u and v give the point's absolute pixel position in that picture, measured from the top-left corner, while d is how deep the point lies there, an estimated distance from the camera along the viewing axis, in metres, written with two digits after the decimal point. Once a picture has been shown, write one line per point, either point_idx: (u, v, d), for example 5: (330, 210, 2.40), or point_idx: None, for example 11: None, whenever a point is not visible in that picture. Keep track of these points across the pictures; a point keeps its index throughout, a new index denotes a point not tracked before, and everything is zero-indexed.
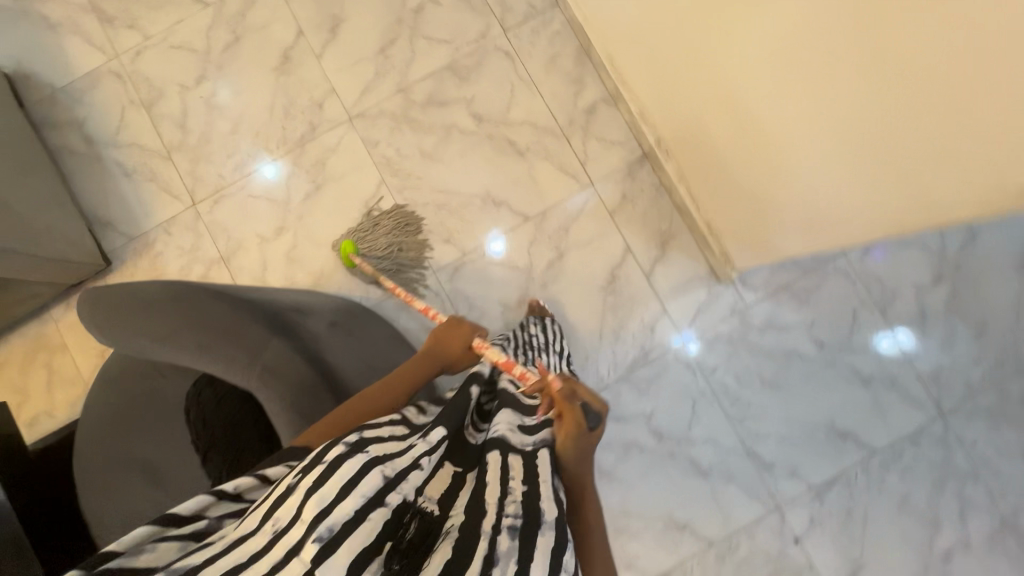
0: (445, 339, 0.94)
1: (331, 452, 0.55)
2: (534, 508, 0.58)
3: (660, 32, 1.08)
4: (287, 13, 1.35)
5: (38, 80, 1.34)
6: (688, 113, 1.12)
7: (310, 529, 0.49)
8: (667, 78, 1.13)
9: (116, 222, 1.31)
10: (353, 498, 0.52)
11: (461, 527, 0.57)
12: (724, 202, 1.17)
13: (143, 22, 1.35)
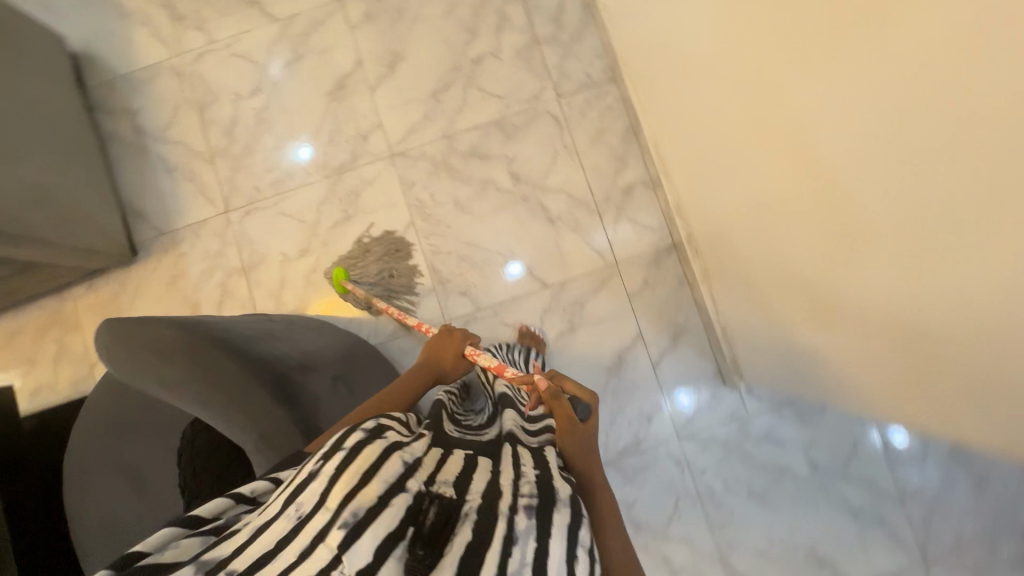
0: (439, 351, 0.99)
1: (350, 437, 0.58)
2: (549, 485, 0.58)
3: (703, 89, 1.01)
4: (350, 42, 1.37)
5: (101, 65, 1.38)
6: (714, 205, 1.12)
7: (335, 515, 0.51)
8: (707, 139, 1.05)
9: (150, 215, 1.35)
10: (376, 481, 0.54)
11: (481, 508, 0.56)
12: (747, 291, 1.11)
13: (210, 27, 1.38)
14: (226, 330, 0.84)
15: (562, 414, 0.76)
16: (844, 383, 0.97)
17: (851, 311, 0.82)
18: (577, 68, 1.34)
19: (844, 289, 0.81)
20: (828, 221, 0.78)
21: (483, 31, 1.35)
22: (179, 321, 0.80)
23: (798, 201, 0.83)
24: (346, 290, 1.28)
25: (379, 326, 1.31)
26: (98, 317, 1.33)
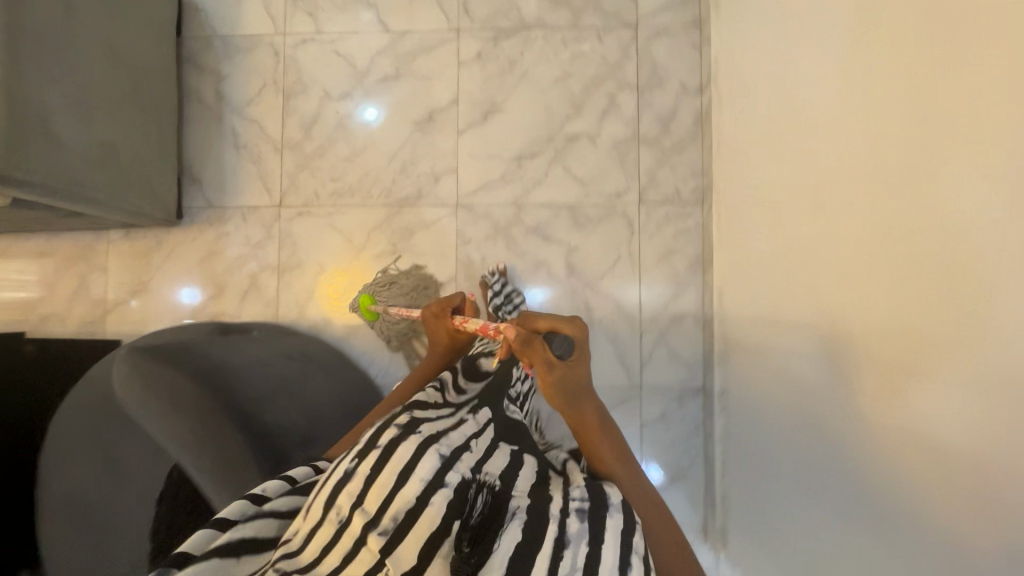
0: (433, 327, 0.96)
1: (384, 436, 0.62)
2: (597, 492, 0.60)
3: (767, 147, 1.03)
4: (453, 77, 1.32)
5: (204, 19, 1.34)
6: (748, 270, 1.11)
7: (375, 520, 0.57)
8: (780, 202, 0.99)
9: (206, 184, 1.33)
10: (413, 482, 0.58)
11: (528, 508, 0.58)
12: (752, 363, 1.09)
13: (322, 16, 1.34)
14: (225, 367, 0.86)
15: (539, 365, 0.69)
16: (853, 482, 0.81)
17: (932, 384, 0.68)
18: (669, 178, 1.28)
19: (935, 367, 0.68)
20: (926, 274, 0.70)
21: (588, 111, 1.30)
22: (179, 355, 0.80)
23: (896, 257, 0.74)
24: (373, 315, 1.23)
25: (390, 367, 1.29)
26: (127, 267, 1.33)
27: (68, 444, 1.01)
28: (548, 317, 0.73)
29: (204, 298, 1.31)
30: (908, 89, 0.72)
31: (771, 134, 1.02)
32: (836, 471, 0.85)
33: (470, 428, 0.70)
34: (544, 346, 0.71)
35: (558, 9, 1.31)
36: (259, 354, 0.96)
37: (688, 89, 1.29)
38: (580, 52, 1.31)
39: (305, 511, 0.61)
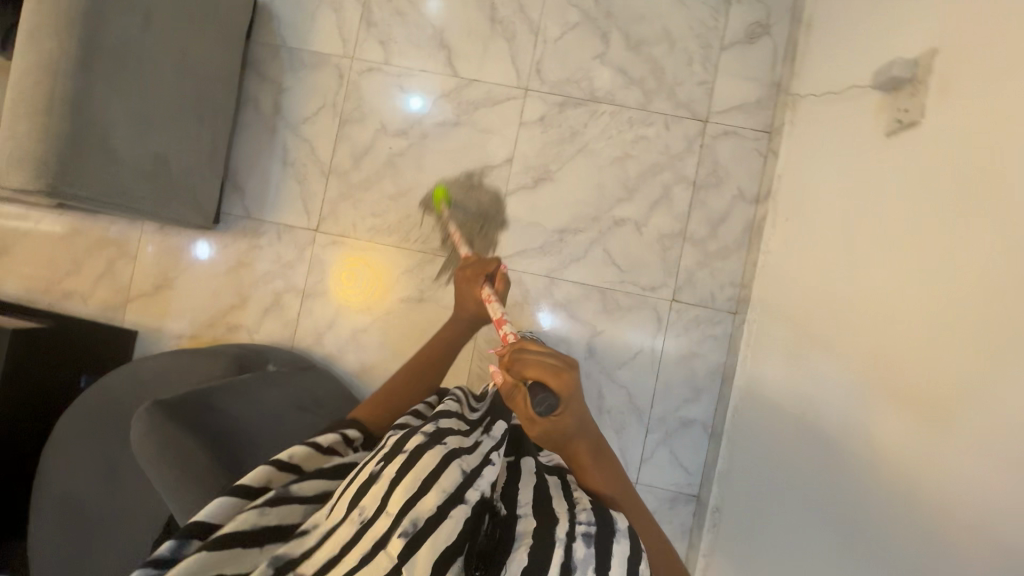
0: (463, 295, 1.05)
1: (410, 441, 0.62)
2: (606, 515, 0.58)
3: (835, 197, 0.99)
4: (511, 136, 1.30)
5: (276, 27, 1.33)
6: (798, 318, 1.05)
7: (396, 522, 0.55)
8: (830, 251, 0.98)
9: (247, 194, 1.32)
10: (434, 493, 0.56)
11: (536, 531, 0.56)
12: (786, 407, 1.04)
13: (393, 47, 1.32)
14: (239, 427, 0.85)
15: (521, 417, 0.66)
16: (853, 516, 0.81)
17: (1001, 433, 0.59)
18: (706, 282, 1.27)
19: (997, 408, 0.60)
20: (999, 307, 0.62)
21: (639, 197, 1.28)
22: (196, 413, 0.80)
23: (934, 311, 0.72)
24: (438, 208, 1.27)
25: None
26: (155, 260, 1.33)
27: (66, 455, 1.00)
28: (537, 363, 0.64)
29: (226, 306, 1.31)
30: (983, 126, 0.68)
31: (842, 181, 0.97)
32: (840, 507, 0.84)
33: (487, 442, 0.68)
34: (528, 399, 0.64)
35: (631, 88, 1.29)
36: (271, 404, 0.96)
37: (744, 195, 1.27)
38: (643, 136, 1.28)
39: (329, 507, 0.62)
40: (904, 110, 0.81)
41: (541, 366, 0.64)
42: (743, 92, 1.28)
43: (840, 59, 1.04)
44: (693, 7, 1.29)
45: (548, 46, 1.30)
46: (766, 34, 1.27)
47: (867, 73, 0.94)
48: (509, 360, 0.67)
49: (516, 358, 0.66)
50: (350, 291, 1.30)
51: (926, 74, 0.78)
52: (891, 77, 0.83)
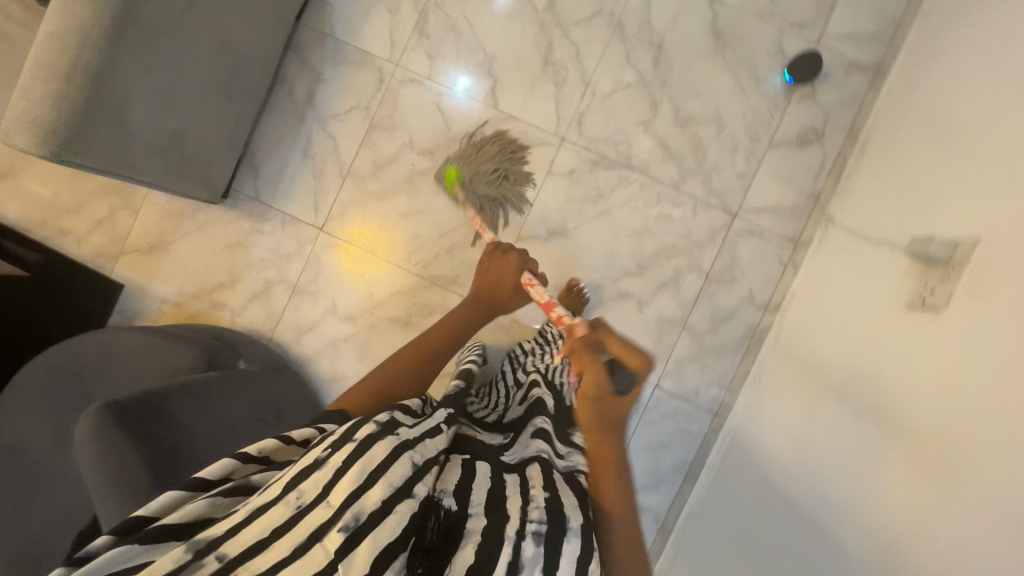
0: (494, 275, 1.03)
1: (361, 429, 0.59)
2: (558, 513, 0.60)
3: (863, 288, 0.97)
4: (537, 183, 1.26)
5: (327, 15, 1.29)
6: (801, 393, 1.02)
7: (338, 515, 0.52)
8: (843, 334, 0.97)
9: (261, 176, 1.30)
10: (381, 486, 0.54)
11: (484, 530, 0.57)
12: (775, 471, 1.00)
13: (439, 63, 1.28)
14: (185, 443, 0.82)
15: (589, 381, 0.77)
16: (827, 531, 0.82)
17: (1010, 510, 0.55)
18: (693, 376, 1.24)
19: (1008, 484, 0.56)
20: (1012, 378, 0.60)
21: (649, 275, 1.25)
22: (145, 422, 0.78)
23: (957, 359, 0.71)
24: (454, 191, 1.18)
25: None
26: (156, 221, 1.31)
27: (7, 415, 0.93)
28: (625, 342, 0.79)
29: (216, 283, 1.30)
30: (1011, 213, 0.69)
31: (874, 268, 0.96)
32: (818, 526, 0.84)
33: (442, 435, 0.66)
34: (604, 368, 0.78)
35: (668, 164, 1.25)
36: (228, 414, 0.92)
37: (754, 299, 1.23)
38: (668, 215, 1.25)
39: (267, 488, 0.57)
40: (931, 290, 0.79)
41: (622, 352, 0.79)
42: (780, 195, 1.23)
43: (885, 206, 1.00)
44: (751, 97, 1.24)
45: (595, 101, 1.26)
46: (817, 142, 1.23)
47: (905, 237, 0.90)
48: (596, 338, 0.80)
49: (603, 336, 0.80)
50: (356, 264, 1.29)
51: (964, 260, 0.75)
52: (931, 251, 0.80)
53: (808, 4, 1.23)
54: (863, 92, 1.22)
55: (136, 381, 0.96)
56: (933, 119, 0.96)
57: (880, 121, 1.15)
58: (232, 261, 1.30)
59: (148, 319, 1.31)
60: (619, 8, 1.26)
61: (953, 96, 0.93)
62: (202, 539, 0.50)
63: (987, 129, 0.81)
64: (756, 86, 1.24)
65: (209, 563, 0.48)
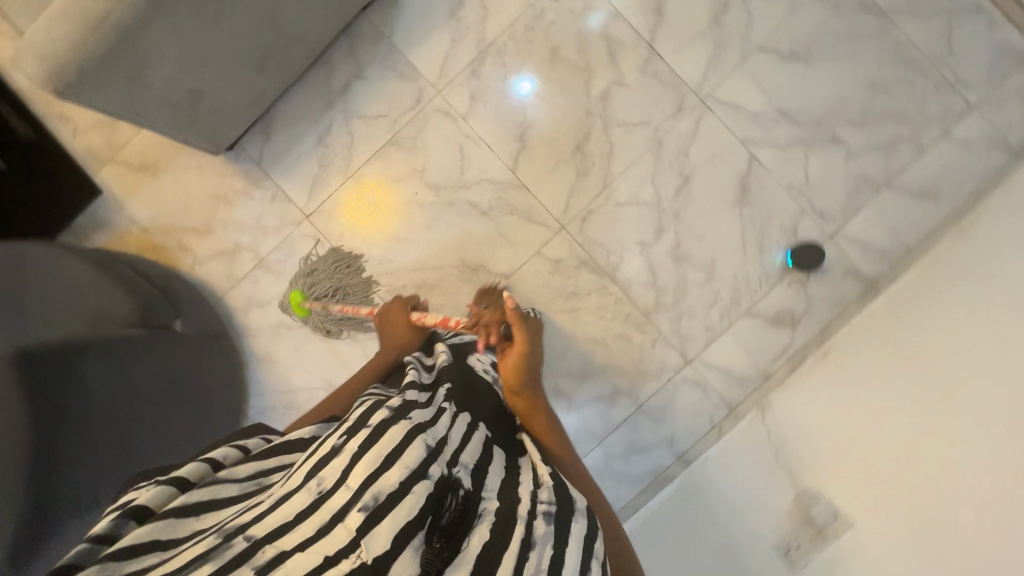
0: (391, 322, 1.04)
1: (375, 416, 0.58)
2: (564, 499, 0.65)
3: (787, 462, 1.06)
4: (522, 258, 1.28)
5: (391, 16, 1.27)
6: (692, 522, 1.13)
7: (354, 497, 0.51)
8: (759, 490, 1.07)
9: (270, 143, 1.30)
10: (398, 467, 0.54)
11: (498, 510, 0.59)
12: None
13: (479, 107, 1.28)
14: (80, 404, 0.84)
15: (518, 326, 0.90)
16: None
17: None
18: None
19: None
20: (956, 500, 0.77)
21: (588, 384, 1.28)
22: (47, 376, 0.81)
23: (935, 472, 0.81)
24: (306, 313, 1.27)
25: (266, 412, 1.30)
26: (154, 144, 1.31)
27: None
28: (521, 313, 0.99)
29: (190, 225, 1.31)
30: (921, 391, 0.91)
31: (804, 445, 1.06)
32: None
33: (446, 417, 0.67)
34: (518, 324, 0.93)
35: (647, 290, 1.27)
36: (140, 381, 0.96)
37: (673, 445, 1.27)
38: (628, 337, 1.27)
39: (283, 479, 0.55)
40: (795, 546, 0.94)
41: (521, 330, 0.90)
42: (736, 361, 1.26)
43: (825, 403, 1.09)
44: (749, 261, 1.26)
45: (606, 205, 1.27)
46: (790, 329, 1.26)
47: (798, 484, 1.01)
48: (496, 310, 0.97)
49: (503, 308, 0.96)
50: (359, 210, 1.29)
51: (836, 532, 0.90)
52: (810, 514, 0.94)
53: (836, 198, 1.25)
54: (848, 300, 1.25)
55: None
56: (874, 369, 1.05)
57: (847, 339, 1.19)
58: (213, 212, 1.31)
59: (113, 233, 1.32)
60: (664, 128, 1.26)
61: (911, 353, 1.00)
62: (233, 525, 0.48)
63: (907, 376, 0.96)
64: (758, 253, 1.26)
65: (238, 544, 0.47)
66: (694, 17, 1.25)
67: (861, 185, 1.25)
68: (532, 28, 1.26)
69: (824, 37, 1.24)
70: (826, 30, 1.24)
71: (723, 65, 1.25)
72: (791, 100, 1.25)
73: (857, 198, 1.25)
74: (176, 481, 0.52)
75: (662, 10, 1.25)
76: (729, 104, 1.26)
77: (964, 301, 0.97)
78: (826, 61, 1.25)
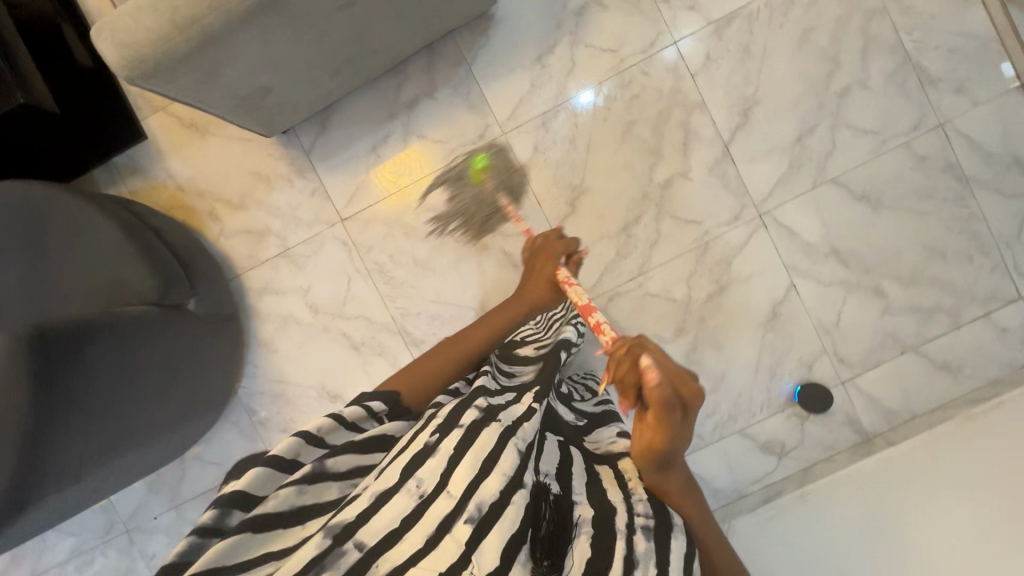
0: (533, 268, 1.07)
1: (466, 417, 0.66)
2: (660, 511, 0.69)
3: None
4: None
5: (477, 44, 1.24)
6: None
7: (462, 506, 0.58)
8: None
9: (324, 137, 1.27)
10: (497, 478, 0.61)
11: (592, 521, 0.66)
12: None
13: (539, 160, 1.25)
14: (84, 385, 0.86)
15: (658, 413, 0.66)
16: None
17: None
18: None
19: None
20: None
21: None
22: (57, 352, 0.83)
23: None
24: (483, 180, 1.24)
25: (257, 395, 1.33)
26: None
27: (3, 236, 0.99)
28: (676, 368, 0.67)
29: (225, 195, 1.29)
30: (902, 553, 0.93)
31: None
32: None
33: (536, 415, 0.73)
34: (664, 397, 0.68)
35: None
36: (146, 358, 0.98)
37: None
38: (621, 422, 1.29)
39: (377, 473, 0.61)
40: None
41: (659, 398, 0.65)
42: (715, 473, 1.29)
43: (794, 539, 1.09)
44: (757, 383, 1.26)
45: (635, 289, 1.26)
46: (775, 458, 1.27)
47: None
48: (631, 354, 0.68)
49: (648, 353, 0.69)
50: (394, 182, 1.27)
51: None
52: None
53: (859, 348, 1.25)
54: (839, 447, 1.26)
55: (93, 271, 1.02)
56: (842, 523, 1.05)
57: (828, 486, 1.17)
58: (251, 188, 1.29)
59: (149, 182, 1.30)
60: (714, 232, 1.24)
61: (884, 513, 1.01)
62: (337, 526, 0.54)
63: (884, 539, 0.97)
64: (767, 379, 1.26)
65: (349, 551, 0.53)
66: (777, 132, 1.22)
67: (887, 342, 1.24)
68: (614, 96, 1.23)
69: (899, 187, 1.21)
70: (903, 182, 1.21)
71: (792, 186, 1.23)
72: (847, 240, 1.23)
73: (880, 353, 1.24)
74: (275, 463, 0.59)
75: (747, 115, 1.22)
76: (785, 226, 1.24)
77: (959, 488, 0.95)
78: (894, 212, 1.22)
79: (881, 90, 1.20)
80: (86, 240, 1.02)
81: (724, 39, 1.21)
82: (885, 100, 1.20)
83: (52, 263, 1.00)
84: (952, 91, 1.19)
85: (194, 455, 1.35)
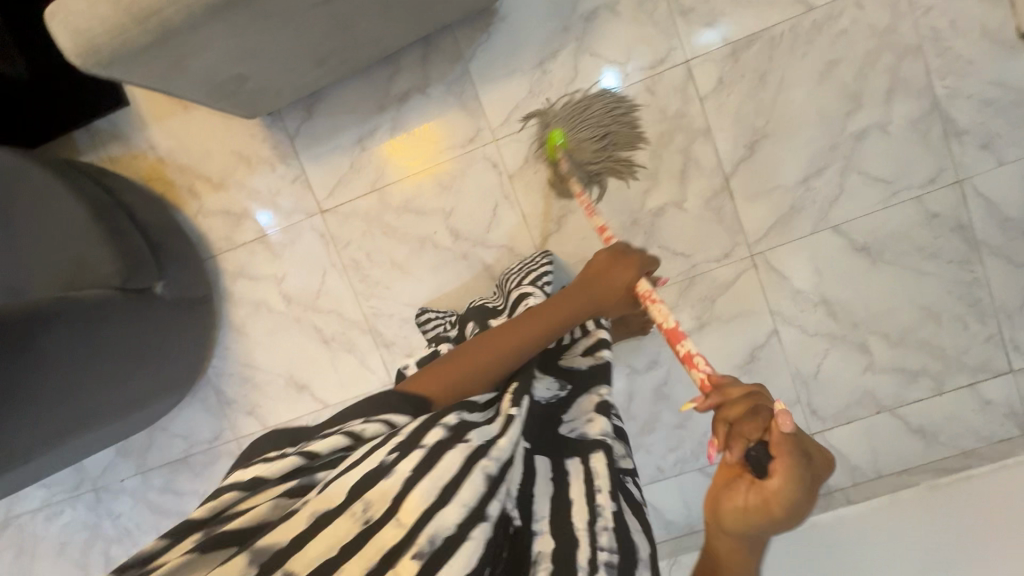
0: (603, 270, 0.86)
1: (430, 436, 0.57)
2: (629, 546, 0.58)
3: None
4: None
5: (477, 41, 1.16)
6: None
7: (412, 540, 0.50)
8: None
9: (310, 123, 1.22)
10: (454, 506, 0.53)
11: (551, 556, 0.56)
12: None
13: (530, 171, 1.19)
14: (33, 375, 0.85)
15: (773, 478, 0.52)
16: None
17: None
18: None
19: None
20: None
21: None
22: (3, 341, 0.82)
23: None
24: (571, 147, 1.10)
25: (226, 376, 1.33)
26: None
27: None
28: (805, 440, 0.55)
29: (205, 172, 1.26)
30: None
31: None
32: None
33: (513, 425, 0.63)
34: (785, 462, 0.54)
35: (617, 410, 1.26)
36: (105, 343, 0.97)
37: None
38: None
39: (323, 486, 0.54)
40: None
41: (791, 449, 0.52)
42: (669, 505, 1.29)
43: None
44: None
45: None
46: None
47: None
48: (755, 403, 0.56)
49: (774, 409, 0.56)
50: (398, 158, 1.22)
51: None
52: None
53: (833, 402, 1.21)
54: None
55: (63, 249, 1.03)
56: None
57: None
58: (233, 168, 1.25)
59: (129, 150, 1.27)
60: (702, 268, 1.19)
61: None
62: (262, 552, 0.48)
63: None
64: None
65: None
66: (783, 169, 1.15)
67: (864, 400, 1.21)
68: None
69: (903, 242, 1.15)
70: (909, 238, 1.15)
71: (790, 229, 1.17)
72: (839, 292, 1.18)
73: (855, 410, 1.21)
74: (259, 480, 0.55)
75: (754, 148, 1.15)
76: (777, 270, 1.18)
77: None
78: (894, 268, 1.16)
79: (901, 137, 1.12)
80: (55, 217, 1.02)
81: (741, 63, 1.12)
82: (903, 148, 1.12)
83: (25, 240, 1.02)
84: (979, 146, 1.10)
85: (162, 427, 1.37)
